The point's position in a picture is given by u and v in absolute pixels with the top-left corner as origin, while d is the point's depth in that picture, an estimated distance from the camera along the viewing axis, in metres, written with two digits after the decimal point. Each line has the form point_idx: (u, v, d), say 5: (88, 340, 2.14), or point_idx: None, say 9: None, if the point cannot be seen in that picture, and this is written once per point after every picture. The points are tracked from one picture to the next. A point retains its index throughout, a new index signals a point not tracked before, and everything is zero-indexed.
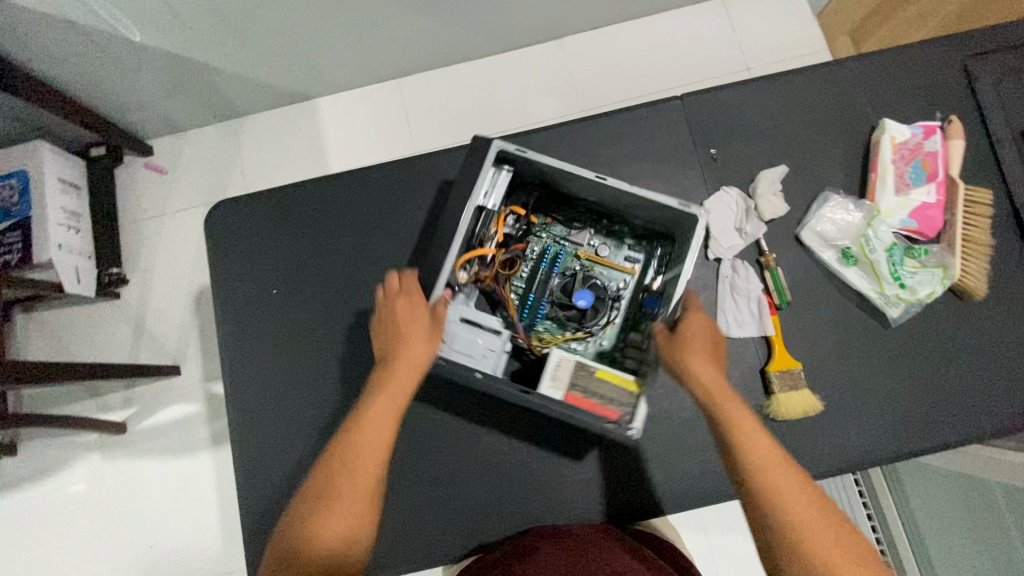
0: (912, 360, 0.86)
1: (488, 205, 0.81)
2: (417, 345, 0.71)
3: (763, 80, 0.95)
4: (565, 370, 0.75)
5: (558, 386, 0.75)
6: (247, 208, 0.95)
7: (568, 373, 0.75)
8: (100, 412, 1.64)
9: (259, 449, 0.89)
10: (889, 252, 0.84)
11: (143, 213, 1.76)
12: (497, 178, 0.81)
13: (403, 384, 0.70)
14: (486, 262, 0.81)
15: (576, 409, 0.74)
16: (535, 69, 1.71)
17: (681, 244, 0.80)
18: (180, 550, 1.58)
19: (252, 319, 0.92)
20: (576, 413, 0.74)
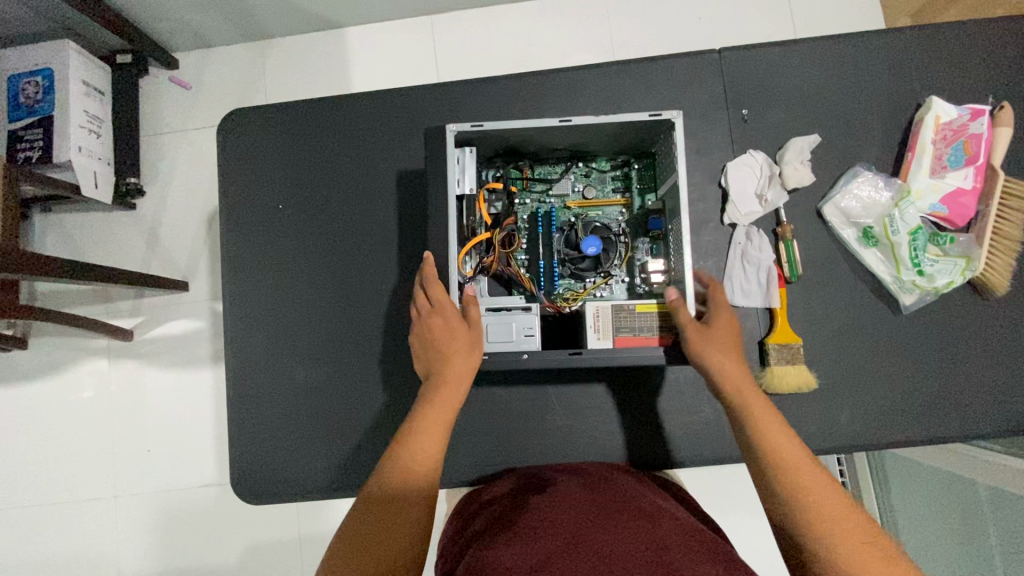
0: (918, 350, 0.83)
1: (465, 192, 0.78)
2: (458, 355, 0.71)
3: (808, 42, 0.89)
4: (601, 323, 0.75)
5: (608, 334, 0.74)
6: (260, 120, 0.93)
7: (608, 322, 0.75)
8: (110, 317, 1.69)
9: (253, 359, 0.90)
10: (913, 235, 0.80)
11: (165, 127, 1.76)
12: (463, 160, 0.79)
13: (446, 397, 0.70)
14: (485, 247, 0.80)
15: (629, 350, 0.74)
16: (574, 18, 1.65)
17: (664, 158, 0.81)
18: (176, 456, 1.64)
19: (256, 233, 0.92)
20: (631, 355, 0.74)
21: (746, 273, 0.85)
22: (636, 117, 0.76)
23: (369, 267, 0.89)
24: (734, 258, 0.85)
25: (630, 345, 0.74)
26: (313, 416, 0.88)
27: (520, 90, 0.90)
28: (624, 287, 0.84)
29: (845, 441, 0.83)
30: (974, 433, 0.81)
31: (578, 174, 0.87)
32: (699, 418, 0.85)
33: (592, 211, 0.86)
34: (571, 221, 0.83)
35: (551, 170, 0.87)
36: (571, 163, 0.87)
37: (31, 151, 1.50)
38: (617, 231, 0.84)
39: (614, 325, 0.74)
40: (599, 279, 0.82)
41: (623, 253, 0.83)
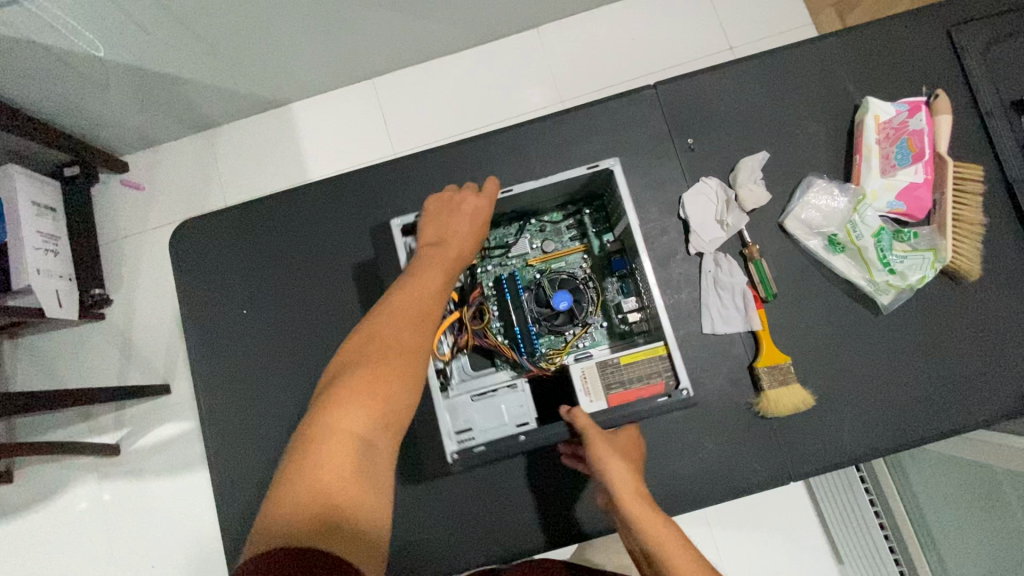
0: (907, 347, 0.83)
1: None
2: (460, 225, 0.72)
3: (739, 63, 0.91)
4: (590, 390, 0.73)
5: (598, 396, 0.73)
6: (212, 227, 0.92)
7: (598, 387, 0.73)
8: (93, 434, 1.63)
9: (238, 474, 0.86)
10: (877, 237, 0.80)
11: (124, 231, 1.74)
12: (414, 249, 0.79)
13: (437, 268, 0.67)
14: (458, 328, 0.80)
15: (626, 404, 0.73)
16: (512, 62, 1.67)
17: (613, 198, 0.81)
18: (181, 568, 1.57)
19: (222, 343, 0.89)
20: (628, 408, 0.73)
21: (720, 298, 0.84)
22: (575, 173, 0.78)
23: None
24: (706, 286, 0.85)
25: (624, 398, 0.73)
26: None
27: (467, 156, 0.90)
28: (605, 336, 0.83)
29: (853, 452, 0.81)
30: (976, 424, 0.80)
31: (534, 233, 0.86)
32: (701, 457, 0.82)
33: (556, 265, 0.84)
34: (536, 282, 0.82)
35: (508, 235, 0.86)
36: (524, 224, 0.86)
37: None
38: (585, 279, 0.83)
39: (599, 389, 0.73)
40: (576, 332, 0.80)
41: (596, 300, 0.82)
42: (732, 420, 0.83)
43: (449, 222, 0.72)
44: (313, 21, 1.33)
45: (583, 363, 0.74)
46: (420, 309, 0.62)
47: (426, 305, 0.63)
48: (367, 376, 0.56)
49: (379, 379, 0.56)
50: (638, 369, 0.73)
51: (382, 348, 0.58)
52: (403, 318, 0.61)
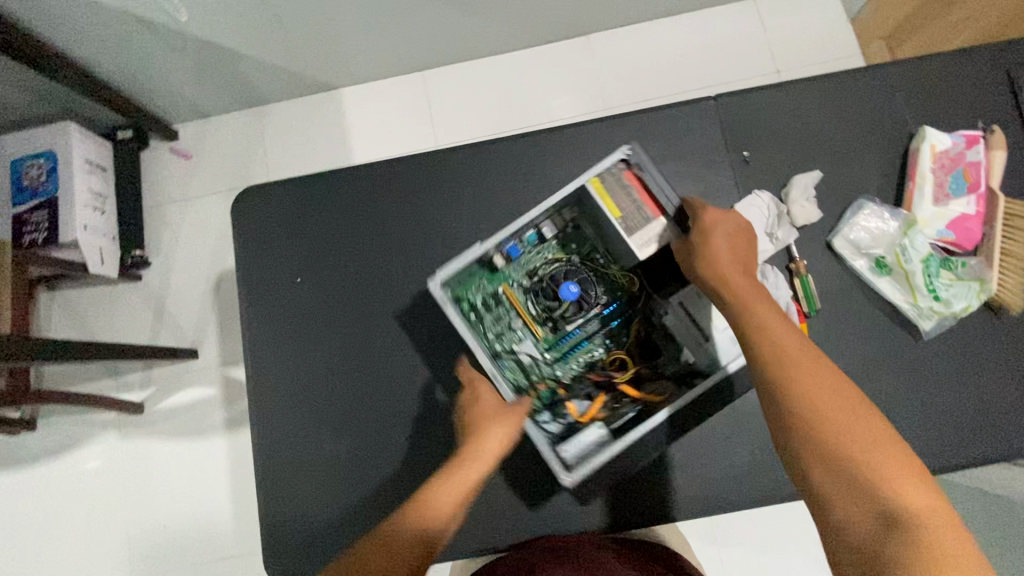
0: (944, 374, 0.84)
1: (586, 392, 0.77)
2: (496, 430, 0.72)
3: (798, 83, 0.93)
4: (631, 231, 0.78)
5: (654, 226, 0.78)
6: (273, 196, 0.95)
7: (641, 223, 0.78)
8: (119, 391, 1.67)
9: (279, 434, 0.89)
10: (925, 263, 0.82)
11: (166, 197, 1.78)
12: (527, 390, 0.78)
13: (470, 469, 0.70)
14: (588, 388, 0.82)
15: (648, 195, 0.80)
16: (561, 66, 1.70)
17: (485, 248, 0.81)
18: (191, 530, 1.60)
19: (275, 307, 0.92)
20: (654, 193, 0.80)
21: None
22: (443, 275, 0.79)
23: (390, 333, 0.89)
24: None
25: (643, 194, 0.80)
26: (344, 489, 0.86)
27: (526, 149, 0.93)
28: (568, 235, 0.86)
29: None
30: (1009, 454, 0.81)
31: (505, 329, 0.84)
32: (733, 462, 0.83)
33: (535, 312, 0.84)
34: (552, 322, 0.83)
35: (513, 366, 0.83)
36: (497, 352, 0.82)
37: (37, 232, 1.51)
38: (533, 285, 0.84)
39: (654, 229, 0.78)
40: (586, 263, 0.85)
41: (552, 259, 0.85)
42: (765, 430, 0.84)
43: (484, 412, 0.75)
44: (376, 8, 1.37)
45: (630, 241, 0.78)
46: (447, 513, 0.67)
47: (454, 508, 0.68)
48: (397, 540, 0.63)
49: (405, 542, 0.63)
50: (621, 194, 0.80)
51: (414, 535, 0.64)
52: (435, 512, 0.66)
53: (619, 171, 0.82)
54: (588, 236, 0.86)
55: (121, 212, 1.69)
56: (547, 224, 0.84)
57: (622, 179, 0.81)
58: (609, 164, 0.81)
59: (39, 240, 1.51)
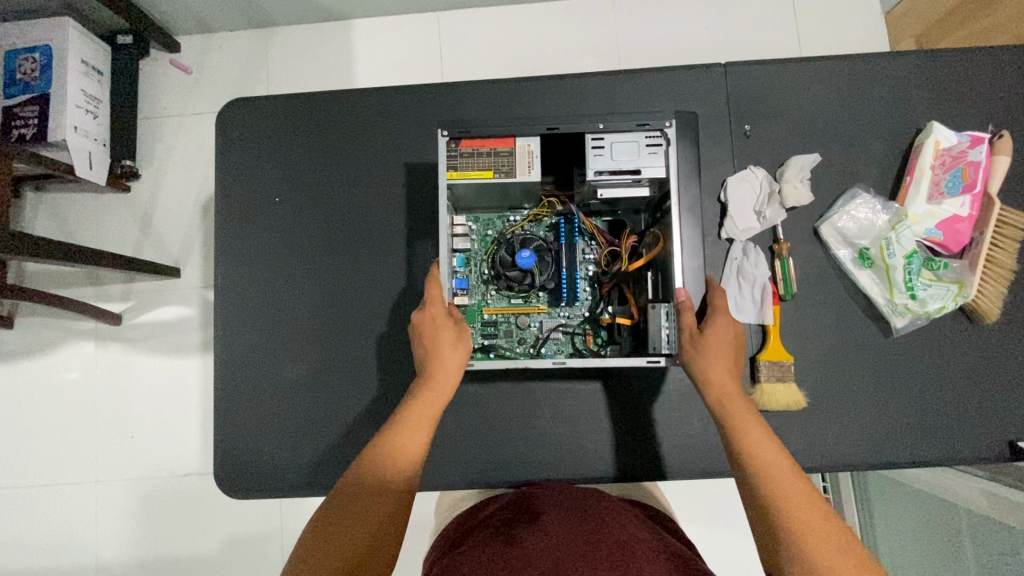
0: (908, 372, 0.84)
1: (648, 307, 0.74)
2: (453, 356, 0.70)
3: (812, 62, 0.90)
4: (512, 175, 0.73)
5: (527, 149, 0.74)
6: (261, 111, 0.92)
7: (513, 160, 0.74)
8: (99, 300, 1.67)
9: (243, 351, 0.89)
10: (908, 259, 0.81)
11: (163, 110, 1.73)
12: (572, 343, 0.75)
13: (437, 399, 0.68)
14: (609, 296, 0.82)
15: (482, 135, 0.74)
16: (581, 23, 1.65)
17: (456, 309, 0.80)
18: (159, 444, 1.63)
19: (250, 224, 0.90)
20: (480, 129, 0.74)
21: (620, 131, 0.74)
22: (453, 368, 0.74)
23: (366, 264, 0.89)
24: (604, 140, 0.74)
25: (490, 139, 0.74)
26: (301, 413, 0.87)
27: (525, 94, 0.90)
28: (473, 225, 0.85)
29: (832, 460, 0.83)
30: (958, 457, 0.82)
31: (515, 332, 0.82)
32: (685, 431, 0.85)
33: (513, 301, 0.82)
34: (534, 291, 0.81)
35: (549, 345, 0.81)
36: (538, 349, 0.81)
37: (26, 128, 1.48)
38: (489, 283, 0.82)
39: (523, 150, 0.74)
40: (511, 225, 0.84)
41: (487, 252, 0.83)
42: None
43: (439, 348, 0.70)
44: None
45: (534, 177, 0.74)
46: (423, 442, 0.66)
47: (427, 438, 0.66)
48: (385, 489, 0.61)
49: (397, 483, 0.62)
50: (474, 159, 0.74)
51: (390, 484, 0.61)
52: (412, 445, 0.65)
53: (453, 153, 0.74)
54: (484, 209, 0.85)
55: (115, 119, 1.65)
56: (460, 234, 0.81)
57: (467, 151, 0.74)
58: (443, 152, 0.73)
59: (28, 137, 1.48)
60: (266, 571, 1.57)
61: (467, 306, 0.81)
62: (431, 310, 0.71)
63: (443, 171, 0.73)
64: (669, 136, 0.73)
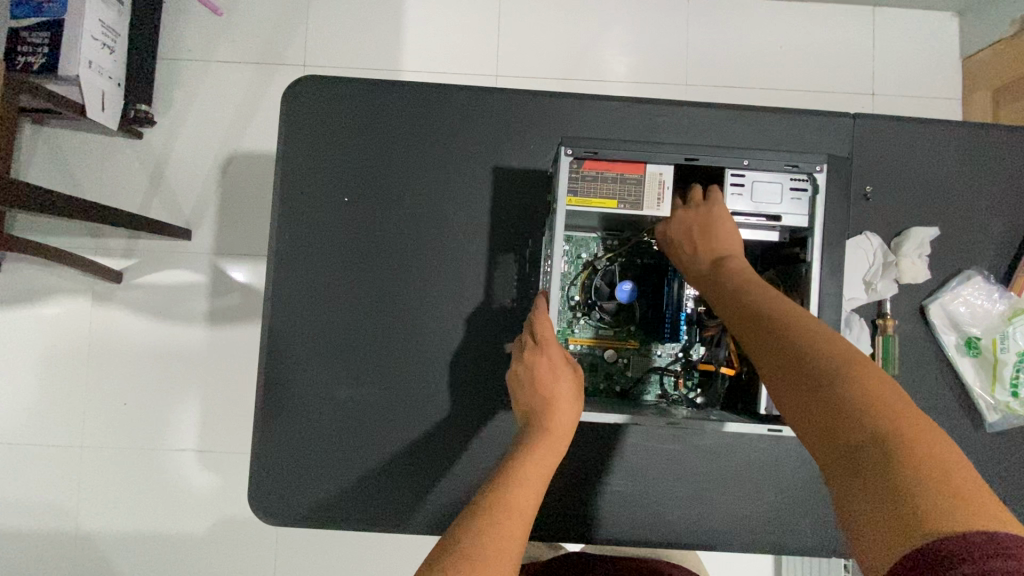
0: (993, 469, 0.80)
1: None
2: (564, 407, 0.61)
3: (944, 126, 0.83)
4: (638, 209, 0.65)
5: (655, 179, 0.65)
6: (337, 97, 0.81)
7: (636, 190, 0.65)
8: (98, 254, 1.53)
9: (291, 364, 0.80)
10: (1019, 357, 0.79)
11: (186, 53, 1.57)
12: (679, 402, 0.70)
13: (548, 454, 0.58)
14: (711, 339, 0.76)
15: (606, 154, 0.64)
16: (653, 23, 1.54)
17: None
18: (153, 416, 1.53)
19: (311, 226, 0.80)
20: (605, 148, 0.64)
21: (764, 168, 0.64)
22: None
23: (440, 284, 0.80)
24: (744, 178, 0.64)
25: (612, 162, 0.64)
26: (349, 437, 0.79)
27: (636, 117, 0.80)
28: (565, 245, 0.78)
29: None
30: None
31: (600, 366, 0.78)
32: (755, 502, 0.80)
33: (601, 333, 0.78)
34: (629, 326, 0.76)
35: (639, 385, 0.78)
36: (625, 388, 0.78)
37: (33, 56, 1.31)
38: (578, 311, 0.77)
39: (653, 180, 0.64)
40: (607, 251, 0.78)
41: (580, 278, 0.77)
42: (796, 480, 0.80)
43: (554, 396, 0.61)
44: None
45: (658, 210, 0.65)
46: (535, 502, 0.55)
47: (539, 496, 0.56)
48: (494, 553, 0.48)
49: (503, 542, 0.49)
50: (594, 183, 0.64)
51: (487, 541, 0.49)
52: (520, 505, 0.53)
53: (573, 175, 0.65)
54: (579, 229, 0.77)
55: (133, 56, 1.48)
56: None
57: (589, 175, 0.64)
58: (564, 174, 0.64)
59: (37, 67, 1.31)
60: (256, 559, 1.51)
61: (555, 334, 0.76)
62: (547, 350, 0.63)
63: (563, 196, 0.63)
64: (820, 183, 0.63)
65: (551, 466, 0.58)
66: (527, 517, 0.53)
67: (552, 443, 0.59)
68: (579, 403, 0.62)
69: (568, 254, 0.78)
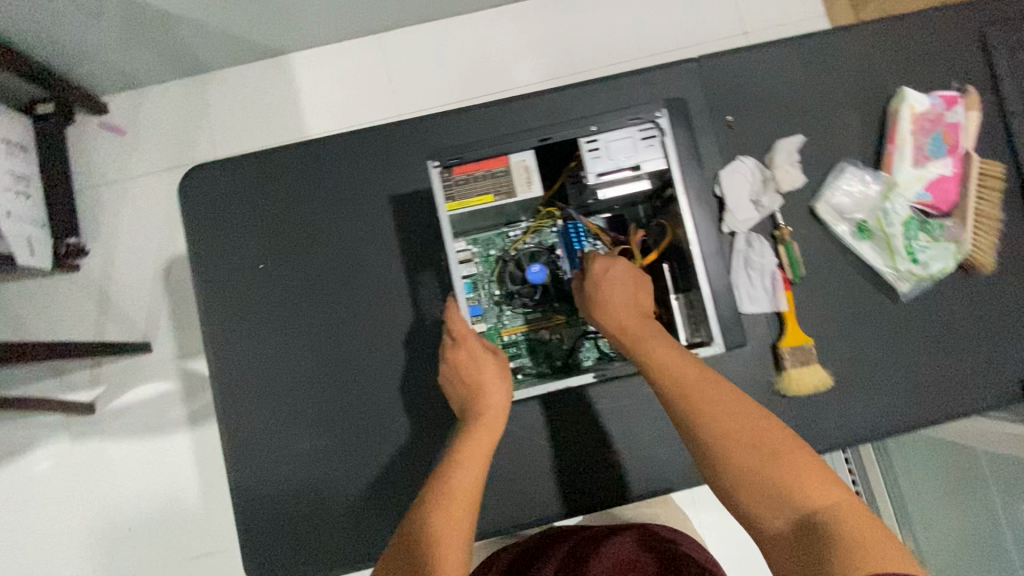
0: (920, 332, 0.85)
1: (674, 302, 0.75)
2: (492, 386, 0.66)
3: (780, 45, 0.90)
4: (513, 195, 0.70)
5: (521, 165, 0.70)
6: (229, 177, 0.86)
7: (508, 179, 0.70)
8: (66, 392, 1.54)
9: (252, 432, 0.83)
10: (905, 226, 0.83)
11: (102, 178, 1.61)
12: None
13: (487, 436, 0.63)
14: None
15: (470, 156, 0.70)
16: (528, 26, 1.62)
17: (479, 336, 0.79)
18: (160, 532, 1.52)
19: (237, 300, 0.85)
20: (467, 152, 0.69)
21: (611, 128, 0.70)
22: None
23: (370, 318, 0.84)
24: (597, 142, 0.70)
25: (478, 162, 0.70)
26: (326, 486, 0.82)
27: (504, 117, 0.86)
28: (473, 247, 0.83)
29: (864, 432, 0.83)
30: (979, 406, 0.84)
31: (538, 347, 0.82)
32: None
33: (529, 317, 0.82)
34: (550, 304, 0.81)
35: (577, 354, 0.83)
36: (567, 361, 0.82)
37: None
38: (502, 303, 0.82)
39: (519, 167, 0.70)
40: (512, 241, 0.83)
41: (495, 272, 0.82)
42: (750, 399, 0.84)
43: (483, 379, 0.66)
44: None
45: (533, 190, 0.70)
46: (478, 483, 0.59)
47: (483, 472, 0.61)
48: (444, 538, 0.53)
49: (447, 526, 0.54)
50: (468, 184, 0.70)
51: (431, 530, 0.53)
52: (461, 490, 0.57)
53: (446, 184, 0.70)
54: (481, 229, 0.83)
55: (51, 195, 1.52)
56: (464, 257, 0.81)
57: (460, 178, 0.70)
58: (437, 183, 0.68)
59: None
60: None
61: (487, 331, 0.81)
62: (467, 342, 0.67)
63: (442, 204, 0.68)
64: (664, 126, 0.69)
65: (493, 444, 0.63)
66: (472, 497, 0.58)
67: (489, 423, 0.64)
68: (506, 380, 0.67)
69: (478, 254, 0.82)
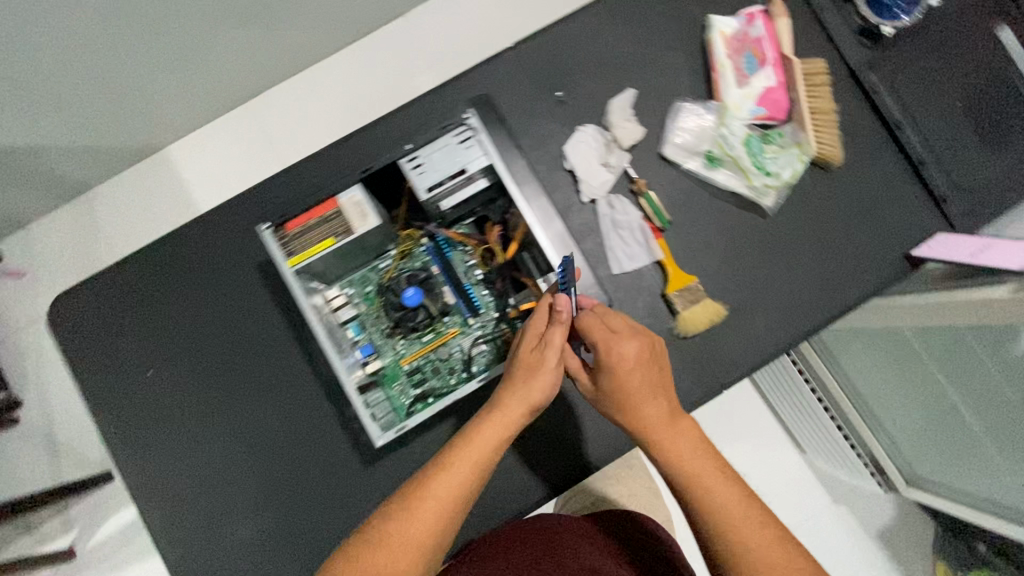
0: (795, 238, 0.88)
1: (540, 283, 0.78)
2: (525, 381, 0.67)
3: (589, 10, 0.92)
4: (350, 233, 0.74)
5: (348, 203, 0.75)
6: (99, 296, 0.86)
7: (341, 220, 0.75)
8: (38, 547, 1.49)
9: (188, 534, 0.82)
10: (746, 144, 0.86)
11: None
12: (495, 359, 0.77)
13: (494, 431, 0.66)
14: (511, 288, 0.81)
15: (298, 211, 0.76)
16: None
17: (373, 374, 0.80)
18: None
19: (138, 410, 0.84)
20: (294, 209, 0.76)
21: (426, 144, 0.77)
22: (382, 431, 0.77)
23: (271, 387, 0.84)
24: (417, 159, 0.77)
25: (306, 213, 0.75)
26: (273, 563, 0.81)
27: (344, 155, 0.86)
28: (350, 290, 0.83)
29: (770, 348, 0.85)
30: (870, 290, 0.87)
31: (441, 365, 0.81)
32: None
33: (424, 340, 0.81)
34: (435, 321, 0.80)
35: (480, 361, 0.81)
36: (472, 371, 0.80)
37: None
38: (393, 334, 0.81)
39: (348, 206, 0.75)
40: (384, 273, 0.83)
41: (375, 307, 0.82)
42: None
43: (522, 371, 0.68)
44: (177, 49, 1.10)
45: (367, 223, 0.74)
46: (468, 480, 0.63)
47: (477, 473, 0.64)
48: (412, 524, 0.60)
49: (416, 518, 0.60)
50: (303, 236, 0.75)
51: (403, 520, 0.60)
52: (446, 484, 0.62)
53: (283, 242, 0.75)
54: (352, 271, 0.83)
55: None
56: (339, 303, 0.82)
57: (294, 233, 0.75)
58: (273, 244, 0.75)
59: None
60: None
61: (385, 368, 0.80)
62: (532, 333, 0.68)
63: (281, 261, 0.74)
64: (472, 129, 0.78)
65: (495, 442, 0.66)
66: (454, 491, 0.63)
67: (499, 418, 0.66)
68: (541, 378, 0.68)
69: (355, 293, 0.83)
